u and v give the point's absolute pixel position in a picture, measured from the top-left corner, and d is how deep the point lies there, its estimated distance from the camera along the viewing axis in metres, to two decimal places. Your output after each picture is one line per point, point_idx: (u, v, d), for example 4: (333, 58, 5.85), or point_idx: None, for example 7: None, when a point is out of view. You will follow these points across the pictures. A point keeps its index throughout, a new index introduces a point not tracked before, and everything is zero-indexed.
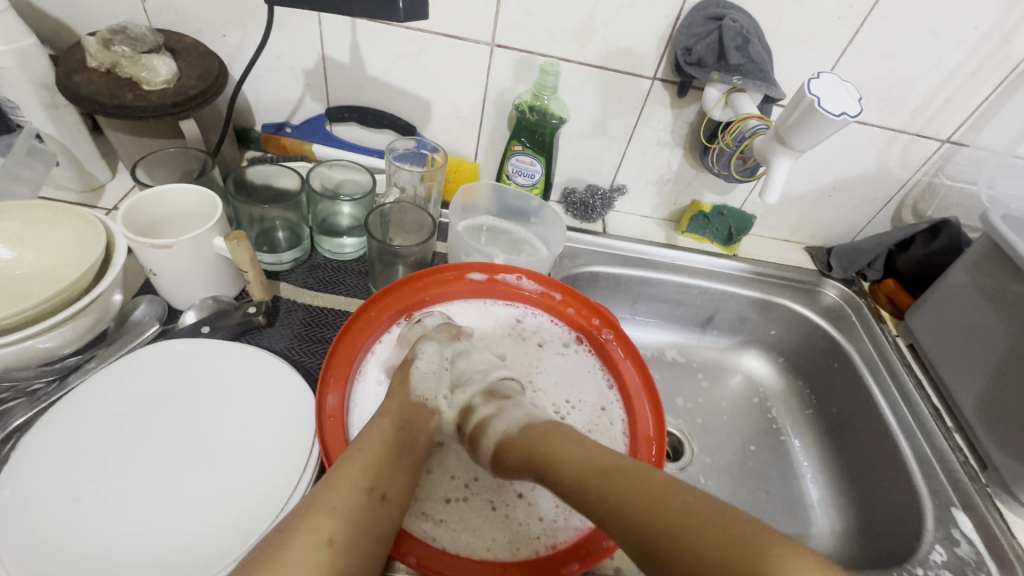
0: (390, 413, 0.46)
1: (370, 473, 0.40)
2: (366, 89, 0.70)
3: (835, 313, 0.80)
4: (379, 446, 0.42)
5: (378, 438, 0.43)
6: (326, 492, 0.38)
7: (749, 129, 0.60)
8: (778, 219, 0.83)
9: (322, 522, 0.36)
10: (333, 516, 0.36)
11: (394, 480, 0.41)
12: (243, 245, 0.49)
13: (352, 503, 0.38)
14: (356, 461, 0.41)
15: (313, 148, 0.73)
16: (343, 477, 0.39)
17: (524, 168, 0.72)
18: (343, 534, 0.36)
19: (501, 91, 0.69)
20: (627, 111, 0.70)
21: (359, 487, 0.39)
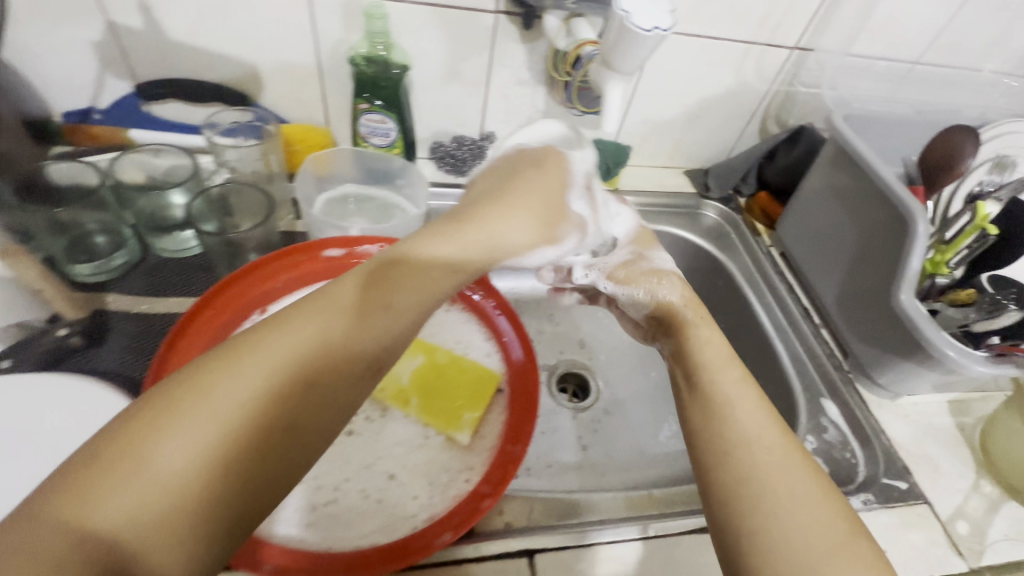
0: (411, 301, 0.37)
1: (215, 434, 0.29)
2: (175, 58, 0.61)
3: (715, 232, 0.82)
4: (292, 352, 0.32)
5: (310, 343, 0.33)
6: (172, 407, 0.29)
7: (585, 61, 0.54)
8: (655, 147, 0.83)
9: (108, 496, 0.26)
10: (124, 497, 0.26)
11: (293, 408, 0.32)
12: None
13: (203, 432, 0.29)
14: (196, 417, 0.29)
15: (130, 134, 0.64)
16: (209, 385, 0.30)
17: (376, 127, 0.66)
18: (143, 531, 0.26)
19: (333, 44, 0.62)
20: (477, 51, 0.66)
21: (236, 404, 0.30)
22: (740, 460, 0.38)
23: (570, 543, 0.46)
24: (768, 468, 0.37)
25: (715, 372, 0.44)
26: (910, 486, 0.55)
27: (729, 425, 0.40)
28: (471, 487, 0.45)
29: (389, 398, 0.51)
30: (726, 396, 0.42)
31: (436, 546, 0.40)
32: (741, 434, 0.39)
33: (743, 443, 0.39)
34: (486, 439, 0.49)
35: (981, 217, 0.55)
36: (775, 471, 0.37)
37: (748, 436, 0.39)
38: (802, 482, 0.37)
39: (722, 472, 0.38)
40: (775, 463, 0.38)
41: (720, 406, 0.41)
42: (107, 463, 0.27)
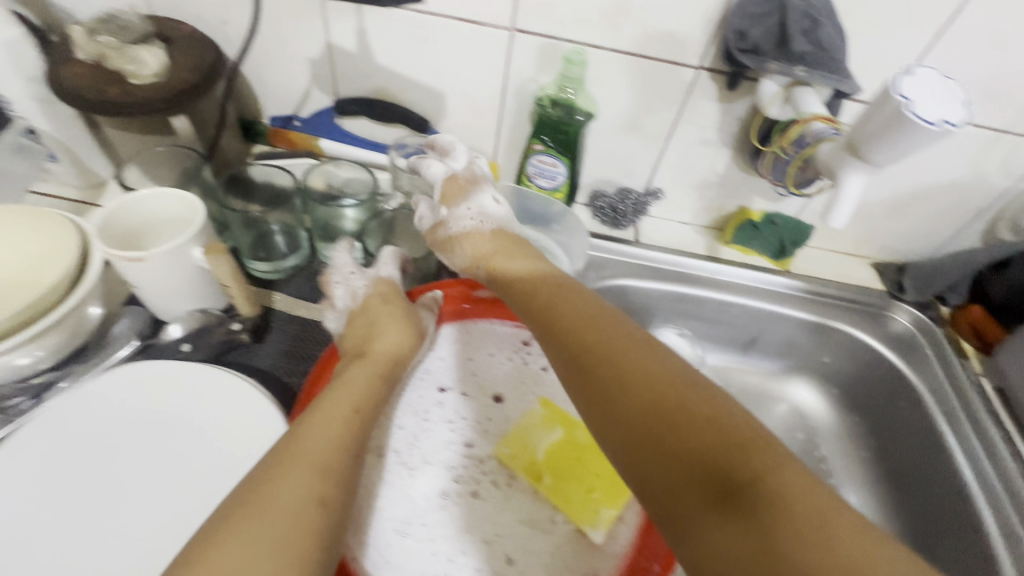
0: (344, 406, 0.39)
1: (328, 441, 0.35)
2: (374, 79, 0.64)
3: (904, 342, 0.69)
4: (329, 448, 0.35)
5: (306, 436, 0.35)
6: (237, 519, 0.30)
7: (812, 133, 0.46)
8: (842, 230, 0.72)
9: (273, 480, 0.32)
10: (274, 503, 0.31)
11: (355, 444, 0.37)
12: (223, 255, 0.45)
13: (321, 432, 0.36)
14: (315, 420, 0.37)
15: (320, 142, 0.69)
16: (267, 492, 0.31)
17: (545, 169, 0.64)
18: (285, 496, 0.31)
19: (522, 83, 0.62)
20: (666, 105, 0.61)
21: (297, 492, 0.32)
22: (766, 501, 0.26)
23: None
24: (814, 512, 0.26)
25: (691, 405, 0.31)
26: None
27: (703, 449, 0.29)
28: None
29: (523, 470, 0.45)
30: (701, 394, 0.32)
31: None
32: (693, 408, 0.31)
33: (743, 435, 0.29)
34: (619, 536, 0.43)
35: None
36: (825, 512, 0.26)
37: (723, 409, 0.31)
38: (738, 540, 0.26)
39: (714, 487, 0.28)
40: (798, 485, 0.27)
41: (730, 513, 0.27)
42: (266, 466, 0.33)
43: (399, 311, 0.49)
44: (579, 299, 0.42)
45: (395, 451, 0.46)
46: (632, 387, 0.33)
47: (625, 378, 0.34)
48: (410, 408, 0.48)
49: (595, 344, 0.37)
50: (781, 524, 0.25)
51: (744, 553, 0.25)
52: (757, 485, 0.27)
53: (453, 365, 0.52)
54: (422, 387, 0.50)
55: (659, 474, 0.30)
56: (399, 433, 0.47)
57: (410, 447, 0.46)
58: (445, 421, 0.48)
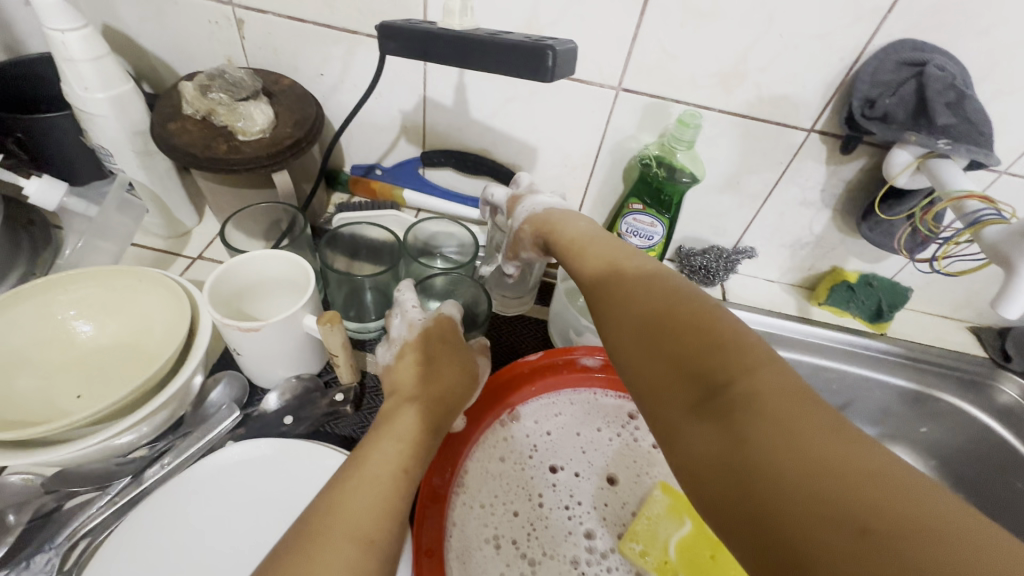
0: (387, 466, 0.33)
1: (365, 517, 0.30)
2: (466, 132, 0.63)
3: (1015, 416, 0.65)
4: (372, 518, 0.30)
5: (341, 495, 0.31)
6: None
7: (965, 212, 0.42)
8: (940, 293, 0.69)
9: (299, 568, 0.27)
10: None
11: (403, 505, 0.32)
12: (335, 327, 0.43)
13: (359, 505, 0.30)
14: (346, 494, 0.31)
15: (402, 193, 0.67)
16: (295, 573, 0.26)
17: (641, 228, 0.62)
18: None
19: (621, 140, 0.60)
20: (770, 165, 0.60)
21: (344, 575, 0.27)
22: (798, 454, 0.23)
23: None
24: (836, 452, 0.23)
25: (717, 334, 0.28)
26: None
27: (723, 382, 0.26)
28: None
29: (655, 570, 0.41)
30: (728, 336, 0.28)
31: None
32: (713, 343, 0.28)
33: (771, 377, 0.26)
34: None
35: None
36: (907, 492, 0.21)
37: (756, 356, 0.27)
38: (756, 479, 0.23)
39: (737, 439, 0.24)
40: (828, 427, 0.24)
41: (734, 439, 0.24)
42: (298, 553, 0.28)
43: (450, 352, 0.43)
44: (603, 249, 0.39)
45: (514, 542, 0.42)
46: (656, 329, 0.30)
47: (657, 319, 0.31)
48: (523, 492, 0.45)
49: (628, 288, 0.34)
50: (807, 474, 0.22)
51: (743, 489, 0.23)
52: (775, 426, 0.24)
53: (561, 441, 0.49)
54: (533, 467, 0.47)
55: (677, 409, 0.27)
56: (516, 520, 0.43)
57: (529, 537, 0.43)
58: (561, 508, 0.45)
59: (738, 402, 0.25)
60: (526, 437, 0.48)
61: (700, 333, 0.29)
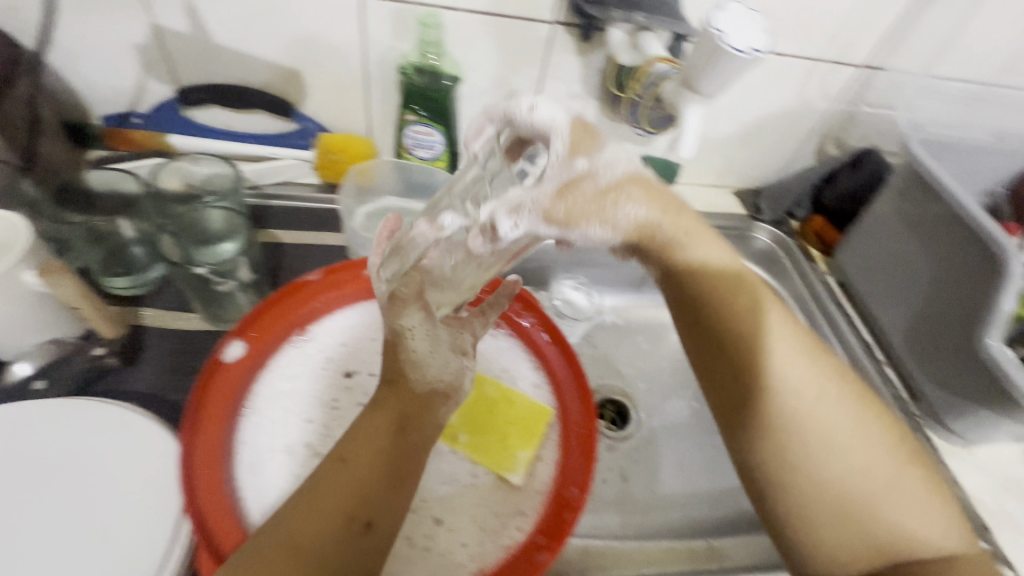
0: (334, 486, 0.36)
1: (307, 534, 0.33)
2: (219, 62, 0.59)
3: (767, 257, 0.78)
4: (314, 536, 0.33)
5: (299, 509, 0.34)
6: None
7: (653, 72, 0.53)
8: (704, 164, 0.79)
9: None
10: None
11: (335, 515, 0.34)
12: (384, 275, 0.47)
13: (300, 528, 0.33)
14: (303, 512, 0.34)
15: (168, 139, 0.61)
16: None
17: (421, 139, 0.63)
18: None
19: (382, 52, 0.60)
20: (530, 63, 0.63)
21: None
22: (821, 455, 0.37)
23: None
24: (843, 438, 0.37)
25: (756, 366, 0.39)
26: (991, 547, 0.51)
27: (743, 372, 0.39)
28: (525, 536, 0.42)
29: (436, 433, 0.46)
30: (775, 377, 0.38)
31: None
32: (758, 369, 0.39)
33: (813, 412, 0.38)
34: (539, 480, 0.45)
35: None
36: (871, 488, 0.36)
37: (862, 494, 0.36)
38: (817, 472, 0.37)
39: (796, 486, 0.37)
40: (846, 425, 0.38)
41: (777, 432, 0.38)
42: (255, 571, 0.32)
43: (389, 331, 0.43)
44: (711, 251, 0.42)
45: (307, 445, 0.44)
46: (770, 419, 0.38)
47: (745, 346, 0.39)
48: (317, 400, 0.47)
49: (723, 300, 0.41)
50: (848, 504, 0.36)
51: (793, 469, 0.37)
52: (834, 450, 0.37)
53: (356, 350, 0.51)
54: (327, 377, 0.49)
55: (817, 522, 0.37)
56: (309, 426, 0.45)
57: (323, 438, 0.45)
58: (355, 406, 0.47)
59: (798, 410, 0.38)
60: (319, 351, 0.50)
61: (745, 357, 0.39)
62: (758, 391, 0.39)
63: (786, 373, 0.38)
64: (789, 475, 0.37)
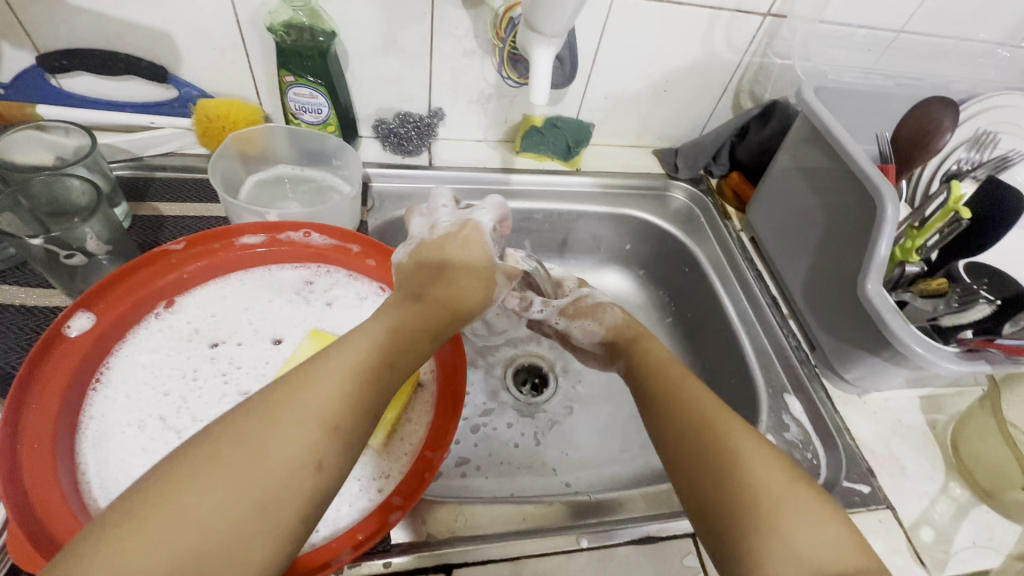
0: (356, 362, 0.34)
1: (335, 401, 0.32)
2: (78, 25, 0.56)
3: (684, 216, 0.77)
4: (342, 401, 0.32)
5: (337, 367, 0.33)
6: (198, 466, 0.29)
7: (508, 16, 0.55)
8: (619, 124, 0.77)
9: (270, 431, 0.30)
10: (255, 463, 0.29)
11: (384, 394, 0.35)
12: (461, 236, 0.46)
13: (331, 388, 0.33)
14: (328, 371, 0.33)
15: (36, 109, 0.59)
16: (263, 437, 0.30)
17: (306, 103, 0.61)
18: (274, 450, 0.29)
19: (254, 9, 0.57)
20: (415, 17, 0.60)
21: (293, 453, 0.30)
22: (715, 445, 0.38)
23: (487, 560, 0.42)
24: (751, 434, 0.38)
25: (675, 382, 0.44)
26: (872, 490, 0.52)
27: (663, 396, 0.43)
28: (384, 497, 0.41)
29: None
30: (683, 387, 0.43)
31: (335, 564, 0.37)
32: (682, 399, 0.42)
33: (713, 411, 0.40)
34: (406, 444, 0.44)
35: (954, 199, 0.50)
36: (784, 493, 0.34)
37: (771, 488, 0.35)
38: (727, 470, 0.36)
39: (711, 495, 0.36)
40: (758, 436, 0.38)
41: (687, 419, 0.40)
42: (265, 412, 0.31)
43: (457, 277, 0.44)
44: (658, 351, 0.49)
45: (161, 418, 0.43)
46: (683, 416, 0.41)
47: (657, 377, 0.46)
48: (177, 372, 0.45)
49: (654, 365, 0.47)
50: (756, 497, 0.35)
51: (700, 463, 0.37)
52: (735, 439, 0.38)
53: (226, 319, 0.49)
54: (191, 348, 0.47)
55: (734, 530, 0.34)
56: (166, 398, 0.44)
57: (179, 410, 0.43)
58: (219, 376, 0.46)
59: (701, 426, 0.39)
60: (185, 322, 0.48)
61: (670, 385, 0.44)
62: (673, 403, 0.42)
63: (701, 396, 0.41)
64: (698, 461, 0.38)
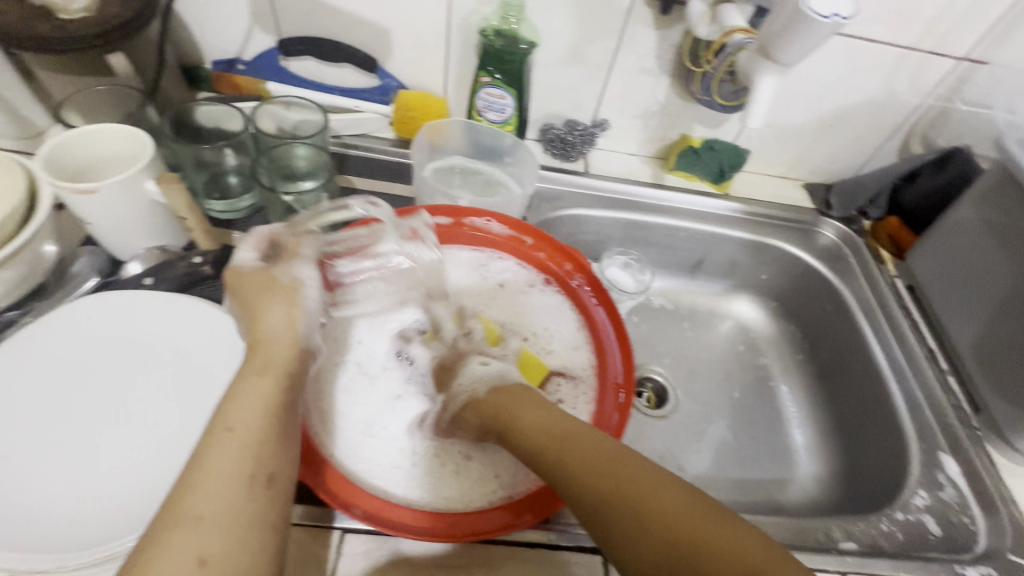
0: (255, 421, 0.33)
1: (232, 472, 0.31)
2: (318, 17, 0.64)
3: (831, 254, 0.75)
4: (231, 479, 0.31)
5: (210, 448, 0.32)
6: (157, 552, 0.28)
7: (733, 44, 0.52)
8: (775, 153, 0.77)
9: (183, 523, 0.29)
10: (189, 532, 0.28)
11: (267, 465, 0.32)
12: (277, 304, 0.40)
13: (227, 467, 0.31)
14: (214, 448, 0.32)
15: (266, 86, 0.67)
16: (176, 521, 0.29)
17: (494, 102, 0.66)
18: (203, 542, 0.28)
19: (467, 15, 0.63)
20: (606, 34, 0.64)
21: (198, 544, 0.28)
22: None
23: None
24: None
25: (664, 512, 0.31)
26: None
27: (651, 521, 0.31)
28: None
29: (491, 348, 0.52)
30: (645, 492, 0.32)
31: (516, 525, 0.41)
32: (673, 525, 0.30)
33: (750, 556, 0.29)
34: None
35: None
36: None
37: None
38: None
39: None
40: None
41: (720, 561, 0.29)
42: (173, 495, 0.30)
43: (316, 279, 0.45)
44: (608, 450, 0.35)
45: (358, 363, 0.49)
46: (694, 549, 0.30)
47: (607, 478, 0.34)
48: (375, 328, 0.52)
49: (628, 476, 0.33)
50: None
51: None
52: None
53: None
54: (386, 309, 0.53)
55: None
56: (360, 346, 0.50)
57: (375, 360, 0.50)
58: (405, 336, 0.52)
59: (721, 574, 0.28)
60: None
61: (641, 498, 0.32)
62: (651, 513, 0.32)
63: (694, 516, 0.31)
64: None
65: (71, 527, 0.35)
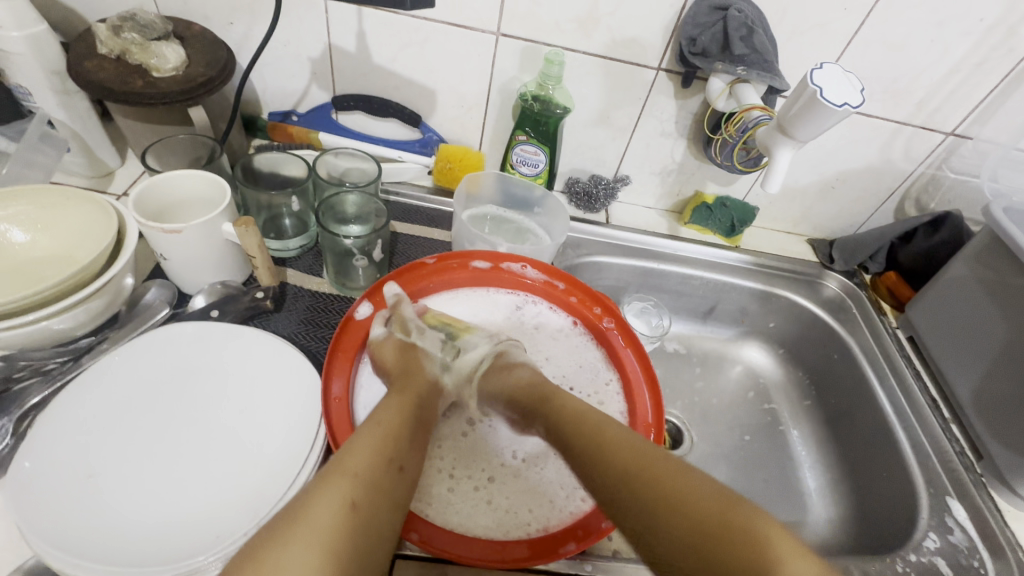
0: (393, 415, 0.43)
1: (382, 446, 0.40)
2: (372, 77, 0.71)
3: (835, 304, 0.80)
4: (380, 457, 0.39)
5: (368, 429, 0.41)
6: (319, 489, 0.35)
7: (751, 119, 0.61)
8: (782, 211, 0.84)
9: (341, 470, 0.37)
10: (344, 480, 0.36)
11: (401, 452, 0.40)
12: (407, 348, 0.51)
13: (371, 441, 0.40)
14: (366, 431, 0.40)
15: (319, 136, 0.73)
16: (339, 466, 0.37)
17: (528, 157, 0.72)
18: (358, 491, 0.36)
19: (507, 81, 0.70)
20: (632, 101, 0.71)
21: (346, 492, 0.35)
22: (712, 521, 0.36)
23: None
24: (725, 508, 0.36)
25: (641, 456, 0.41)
26: None
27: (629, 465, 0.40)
28: (591, 507, 0.48)
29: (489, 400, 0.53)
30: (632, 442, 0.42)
31: (562, 553, 0.44)
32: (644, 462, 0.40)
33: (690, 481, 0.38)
34: None
35: None
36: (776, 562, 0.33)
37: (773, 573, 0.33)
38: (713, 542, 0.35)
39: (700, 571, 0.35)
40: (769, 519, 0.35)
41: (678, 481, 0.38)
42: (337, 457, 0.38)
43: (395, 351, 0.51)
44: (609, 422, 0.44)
45: None
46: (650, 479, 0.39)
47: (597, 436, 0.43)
48: None
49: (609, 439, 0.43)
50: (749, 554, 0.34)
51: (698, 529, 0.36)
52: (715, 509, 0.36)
53: None
54: None
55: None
56: None
57: None
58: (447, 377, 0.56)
59: (665, 488, 0.38)
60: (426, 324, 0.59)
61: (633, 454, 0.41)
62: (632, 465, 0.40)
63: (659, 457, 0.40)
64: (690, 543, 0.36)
65: (149, 547, 0.37)
